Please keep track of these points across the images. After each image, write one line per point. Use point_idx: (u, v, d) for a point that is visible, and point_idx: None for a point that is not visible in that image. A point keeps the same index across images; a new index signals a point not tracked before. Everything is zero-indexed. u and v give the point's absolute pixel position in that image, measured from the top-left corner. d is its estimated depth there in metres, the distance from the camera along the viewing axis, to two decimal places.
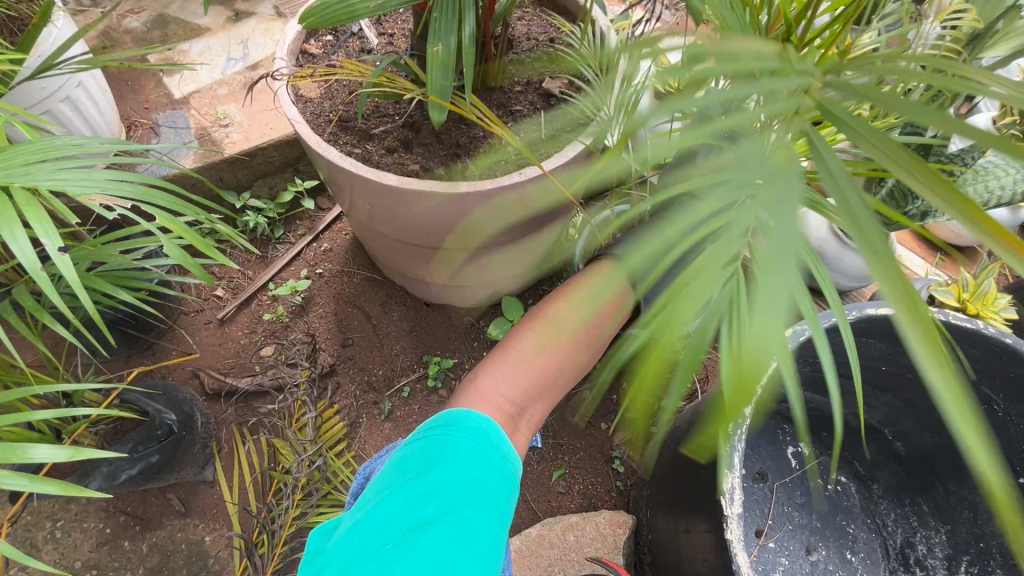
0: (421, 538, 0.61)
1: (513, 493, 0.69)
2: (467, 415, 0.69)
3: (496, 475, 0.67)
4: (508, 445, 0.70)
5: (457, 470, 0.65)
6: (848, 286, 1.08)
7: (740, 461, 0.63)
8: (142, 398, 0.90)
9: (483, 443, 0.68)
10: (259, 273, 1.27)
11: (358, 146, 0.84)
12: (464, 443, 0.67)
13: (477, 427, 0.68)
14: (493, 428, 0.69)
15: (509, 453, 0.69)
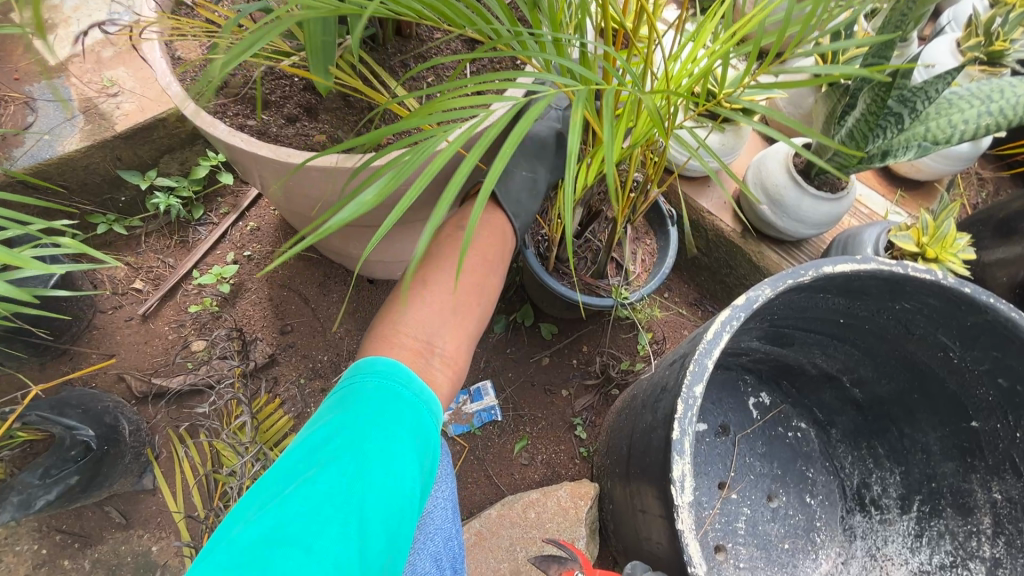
0: (325, 476, 0.55)
1: (432, 434, 0.65)
2: (373, 360, 0.65)
3: (408, 412, 0.63)
4: (421, 382, 0.66)
5: (364, 410, 0.61)
6: (806, 235, 1.03)
7: (689, 447, 0.59)
8: (47, 419, 0.81)
9: (392, 382, 0.64)
10: (181, 260, 1.15)
11: (252, 117, 0.72)
12: (373, 386, 0.63)
13: (384, 369, 0.64)
14: (405, 369, 0.65)
15: (423, 391, 0.65)
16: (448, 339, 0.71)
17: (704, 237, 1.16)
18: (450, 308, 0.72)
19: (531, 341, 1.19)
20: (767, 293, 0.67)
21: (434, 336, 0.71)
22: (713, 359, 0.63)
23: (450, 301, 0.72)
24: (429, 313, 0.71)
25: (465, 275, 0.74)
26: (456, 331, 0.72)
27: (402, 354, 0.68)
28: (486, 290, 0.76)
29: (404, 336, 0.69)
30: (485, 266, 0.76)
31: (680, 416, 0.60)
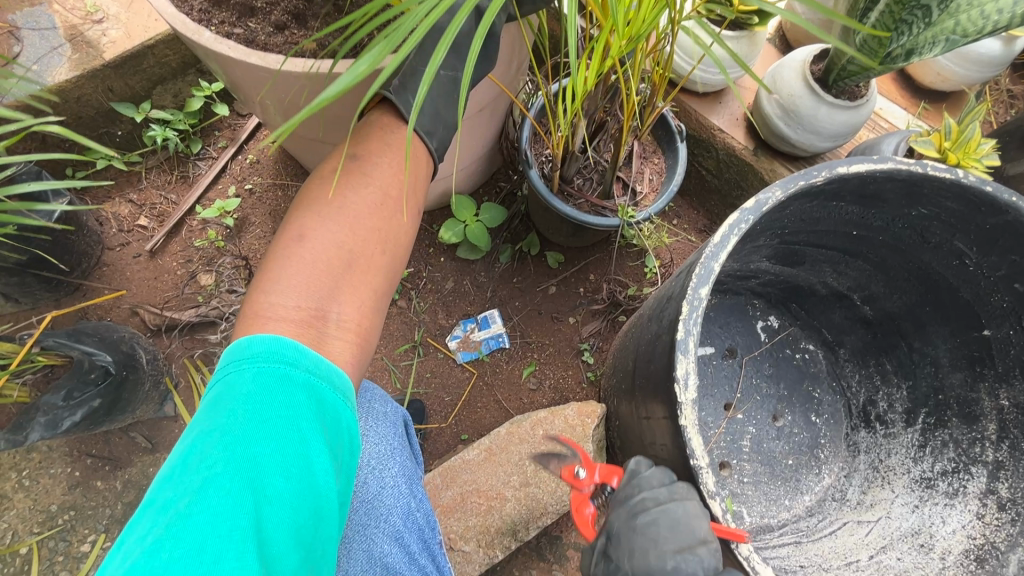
0: (203, 503, 0.46)
1: (343, 412, 0.53)
2: (247, 342, 0.50)
3: (303, 398, 0.51)
4: (317, 354, 0.52)
5: (244, 409, 0.49)
6: (822, 149, 0.99)
7: (694, 346, 0.59)
8: (63, 344, 0.82)
9: (277, 367, 0.50)
10: (183, 195, 1.14)
11: (239, 25, 0.69)
12: (252, 375, 0.50)
13: (263, 351, 0.50)
14: (294, 343, 0.51)
15: (322, 363, 0.52)
16: (348, 304, 0.56)
17: (714, 158, 1.12)
18: (346, 265, 0.56)
19: (537, 270, 1.18)
20: (777, 195, 0.65)
21: (328, 300, 0.55)
22: (720, 262, 0.62)
23: (341, 256, 0.56)
24: (310, 279, 0.54)
25: (360, 222, 0.58)
26: (356, 289, 0.56)
27: (285, 331, 0.52)
28: (394, 236, 0.60)
29: (282, 310, 0.53)
30: (387, 210, 0.60)
31: (685, 317, 0.60)
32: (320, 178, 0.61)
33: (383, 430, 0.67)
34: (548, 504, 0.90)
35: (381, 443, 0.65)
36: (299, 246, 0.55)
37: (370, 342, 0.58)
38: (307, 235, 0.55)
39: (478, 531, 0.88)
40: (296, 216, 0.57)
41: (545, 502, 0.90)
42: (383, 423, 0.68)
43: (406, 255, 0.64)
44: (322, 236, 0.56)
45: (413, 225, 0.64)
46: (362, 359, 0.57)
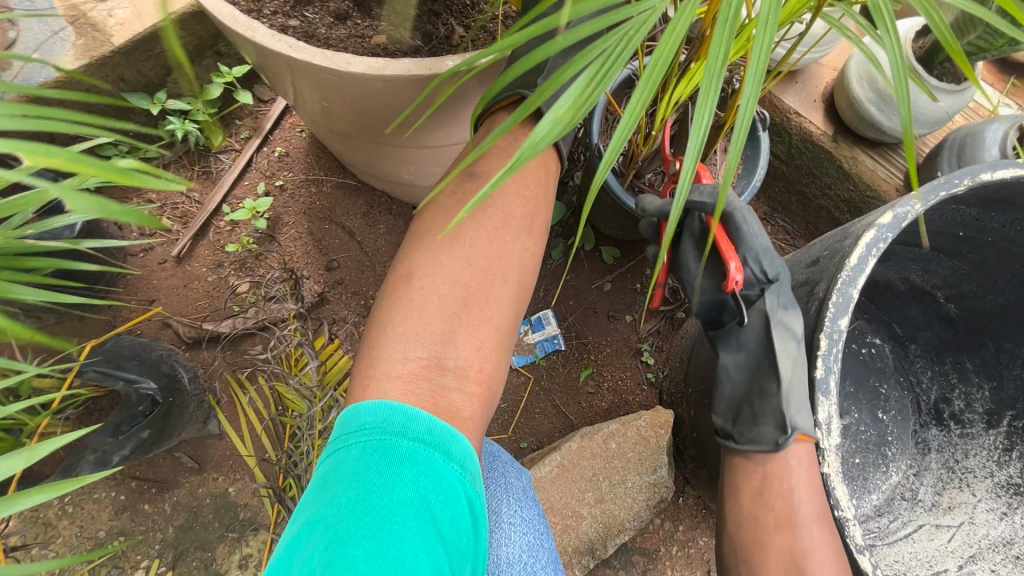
0: None
1: (460, 486, 0.49)
2: (356, 412, 0.49)
3: (414, 469, 0.47)
4: (427, 415, 0.49)
5: (351, 492, 0.45)
6: (914, 134, 0.91)
7: (834, 387, 0.53)
8: (106, 375, 0.76)
9: (384, 438, 0.47)
10: (208, 194, 1.05)
11: (294, 15, 0.59)
12: (361, 450, 0.47)
13: (371, 422, 0.48)
14: (401, 406, 0.49)
15: (435, 423, 0.49)
16: (466, 346, 0.53)
17: (786, 142, 1.04)
18: (462, 305, 0.53)
19: (591, 266, 1.11)
20: (918, 209, 0.58)
21: (446, 345, 0.52)
22: (858, 289, 0.56)
23: (457, 295, 0.53)
24: (427, 322, 0.53)
25: (475, 255, 0.55)
26: (475, 329, 0.54)
27: (398, 386, 0.50)
28: (515, 263, 0.57)
29: (393, 365, 0.51)
30: (505, 236, 0.57)
31: (824, 353, 0.54)
32: (434, 206, 0.58)
33: (528, 512, 0.64)
34: (625, 521, 0.87)
35: (529, 531, 0.62)
36: (409, 290, 0.54)
37: (493, 388, 0.55)
38: (420, 275, 0.54)
39: (555, 551, 0.85)
40: (408, 255, 0.56)
41: (622, 519, 0.87)
42: (526, 505, 0.66)
43: (530, 280, 0.59)
44: (434, 277, 0.54)
45: (536, 247, 0.60)
46: (487, 406, 0.55)
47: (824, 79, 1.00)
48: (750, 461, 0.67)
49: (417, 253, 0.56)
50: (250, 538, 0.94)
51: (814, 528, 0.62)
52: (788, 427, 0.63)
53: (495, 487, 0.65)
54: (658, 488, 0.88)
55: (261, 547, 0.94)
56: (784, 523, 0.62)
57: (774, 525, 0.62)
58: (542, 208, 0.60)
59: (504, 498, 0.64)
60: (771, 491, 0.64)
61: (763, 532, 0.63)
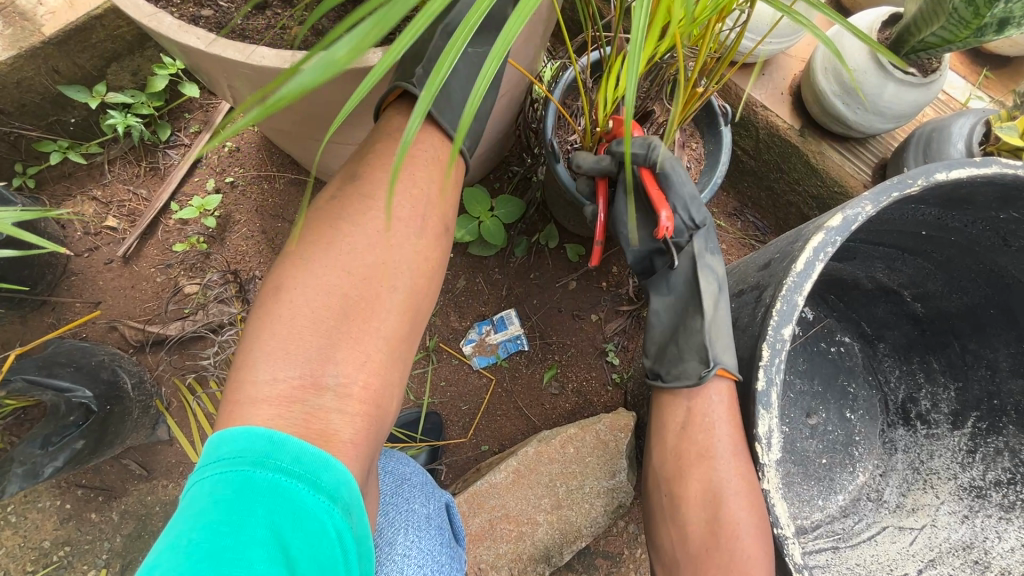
0: None
1: (330, 520, 0.44)
2: (215, 442, 0.44)
3: (269, 505, 0.42)
4: (297, 441, 0.45)
5: (193, 535, 0.40)
6: (879, 129, 0.88)
7: (776, 399, 0.51)
8: (35, 385, 0.72)
9: (242, 470, 0.43)
10: (155, 190, 1.01)
11: (208, 4, 0.55)
12: (214, 484, 0.43)
13: (229, 452, 0.44)
14: (267, 432, 0.44)
15: (306, 449, 0.45)
16: (346, 362, 0.49)
17: (753, 136, 1.01)
18: (339, 317, 0.49)
19: (555, 264, 1.08)
20: (869, 211, 0.55)
21: (322, 362, 0.48)
22: (804, 296, 0.53)
23: (335, 306, 0.49)
24: (293, 339, 0.48)
25: (354, 262, 0.51)
26: (357, 343, 0.49)
27: (267, 410, 0.45)
28: (405, 266, 0.53)
29: (262, 388, 0.46)
30: (391, 240, 0.53)
31: (766, 364, 0.51)
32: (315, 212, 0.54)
33: (427, 542, 0.62)
34: (582, 527, 0.85)
35: (426, 564, 0.60)
36: (277, 303, 0.49)
37: (382, 406, 0.51)
38: (292, 288, 0.49)
39: (510, 558, 0.83)
40: (279, 264, 0.51)
41: (579, 525, 0.85)
42: (426, 534, 0.63)
43: (427, 287, 0.55)
44: (304, 288, 0.49)
45: (433, 249, 0.56)
46: (373, 428, 0.50)
47: (792, 70, 0.97)
48: (675, 397, 0.63)
49: (286, 260, 0.51)
50: None
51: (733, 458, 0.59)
52: (711, 360, 0.59)
53: (393, 516, 0.61)
54: (616, 494, 0.86)
55: None
56: (702, 452, 0.59)
57: (695, 456, 0.60)
58: (438, 205, 0.57)
59: (401, 528, 0.61)
60: (694, 425, 0.61)
61: (684, 462, 0.61)
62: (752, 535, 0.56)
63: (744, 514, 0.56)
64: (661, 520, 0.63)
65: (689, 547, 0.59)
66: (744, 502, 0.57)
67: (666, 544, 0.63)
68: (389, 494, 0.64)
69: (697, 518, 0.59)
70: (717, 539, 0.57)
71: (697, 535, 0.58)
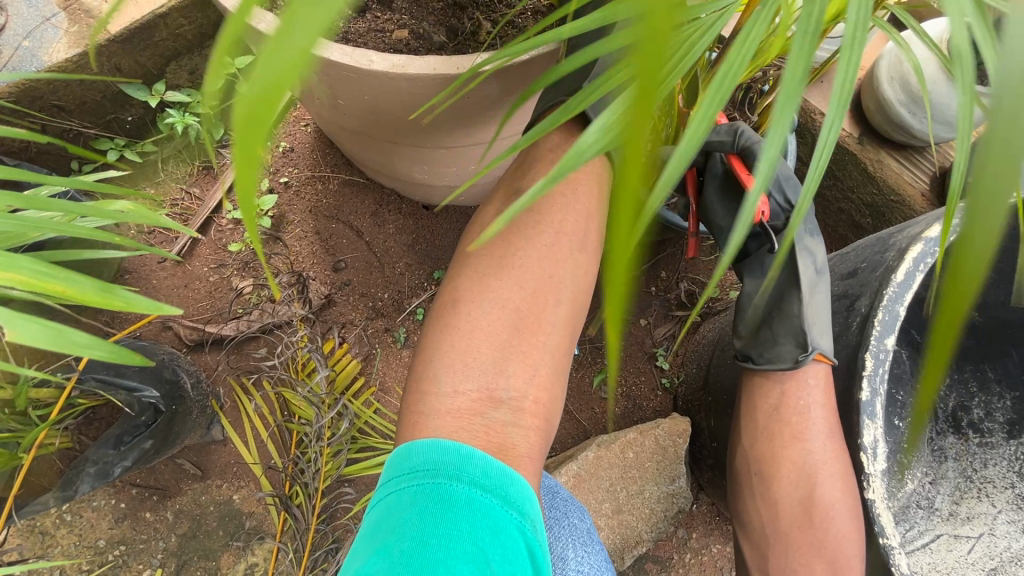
0: None
1: (518, 534, 0.46)
2: (408, 451, 0.47)
3: (470, 520, 0.45)
4: (483, 455, 0.47)
5: (404, 544, 0.44)
6: (943, 138, 0.88)
7: (880, 410, 0.51)
8: (105, 385, 0.72)
9: (438, 482, 0.46)
10: (208, 189, 1.01)
11: (310, 6, 0.55)
12: (413, 494, 0.46)
13: (424, 464, 0.46)
14: (455, 446, 0.47)
15: (491, 464, 0.47)
16: (517, 375, 0.51)
17: (808, 144, 1.01)
18: (512, 331, 0.51)
19: None
20: None
21: (497, 376, 0.50)
22: (904, 306, 0.53)
23: (507, 320, 0.51)
24: (473, 348, 0.51)
25: (526, 275, 0.53)
26: (527, 358, 0.51)
27: (455, 422, 0.48)
28: (570, 284, 0.54)
29: (448, 403, 0.49)
30: (556, 254, 0.54)
31: (870, 374, 0.51)
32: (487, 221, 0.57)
33: (595, 556, 0.64)
34: (643, 532, 0.85)
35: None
36: (457, 316, 0.52)
37: (550, 420, 0.53)
38: (462, 304, 0.53)
39: None
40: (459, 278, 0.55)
41: (639, 530, 0.85)
42: (594, 551, 0.64)
43: (586, 298, 0.56)
44: (486, 307, 0.52)
45: (592, 263, 0.56)
46: (544, 441, 0.52)
47: None
48: (767, 380, 0.62)
49: (458, 278, 0.55)
50: (256, 547, 0.92)
51: (825, 441, 0.60)
52: (809, 345, 0.59)
53: (558, 531, 0.63)
54: (676, 499, 0.87)
55: (267, 556, 0.91)
56: (797, 436, 0.60)
57: (788, 439, 0.61)
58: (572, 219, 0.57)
59: (569, 543, 0.63)
60: (789, 407, 0.61)
61: (779, 444, 0.61)
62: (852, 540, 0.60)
63: (840, 500, 0.60)
64: (745, 496, 0.65)
65: (779, 522, 0.62)
66: (838, 483, 0.59)
67: (753, 521, 0.65)
68: (550, 507, 0.65)
69: (789, 497, 0.61)
70: (812, 518, 0.60)
71: (789, 512, 0.61)
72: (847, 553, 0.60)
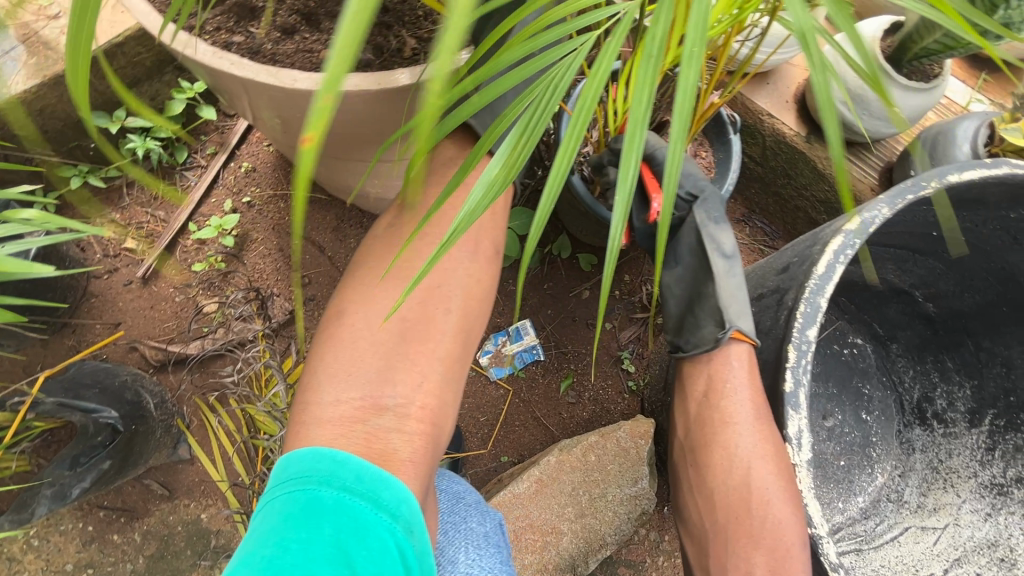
0: None
1: (388, 536, 0.47)
2: (285, 462, 0.49)
3: (336, 523, 0.46)
4: (358, 460, 0.49)
5: (266, 551, 0.44)
6: (886, 134, 0.90)
7: (803, 400, 0.52)
8: (63, 407, 0.72)
9: (308, 489, 0.47)
10: (173, 212, 1.02)
11: (237, 29, 0.58)
12: (286, 502, 0.47)
13: (298, 472, 0.48)
14: (330, 452, 0.49)
15: (365, 468, 0.48)
16: (405, 384, 0.53)
17: (760, 144, 1.03)
18: (395, 340, 0.54)
19: (568, 274, 1.10)
20: (885, 213, 0.56)
21: (381, 384, 0.53)
22: (826, 298, 0.54)
23: (392, 330, 0.54)
24: (349, 362, 0.53)
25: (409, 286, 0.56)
26: (413, 367, 0.54)
27: (330, 431, 0.51)
28: (458, 288, 0.58)
29: (336, 407, 0.52)
30: (466, 262, 0.58)
31: (793, 365, 0.52)
32: (384, 229, 0.59)
33: (489, 559, 0.63)
34: (606, 535, 0.85)
35: None
36: (340, 324, 0.55)
37: (438, 425, 0.55)
38: (346, 313, 0.56)
39: (536, 569, 0.83)
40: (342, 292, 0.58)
41: (603, 533, 0.85)
42: (489, 553, 0.64)
43: (479, 305, 0.59)
44: (363, 316, 0.55)
45: (485, 270, 0.60)
46: (430, 447, 0.54)
47: (796, 79, 0.99)
48: (696, 365, 0.67)
49: (345, 285, 0.58)
50: (224, 565, 0.92)
51: (752, 423, 0.62)
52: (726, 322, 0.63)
53: (452, 535, 0.64)
54: (639, 501, 0.87)
55: None
56: (725, 419, 0.63)
57: (718, 423, 0.63)
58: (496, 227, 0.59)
59: (462, 547, 0.63)
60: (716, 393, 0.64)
61: (709, 430, 0.64)
62: (796, 535, 0.58)
63: (773, 482, 0.60)
64: (687, 491, 0.67)
65: (717, 515, 0.63)
66: (770, 466, 0.60)
67: (695, 514, 0.66)
68: (448, 512, 0.67)
69: (725, 486, 0.62)
70: (749, 504, 0.60)
71: (725, 502, 0.62)
72: (787, 541, 0.58)
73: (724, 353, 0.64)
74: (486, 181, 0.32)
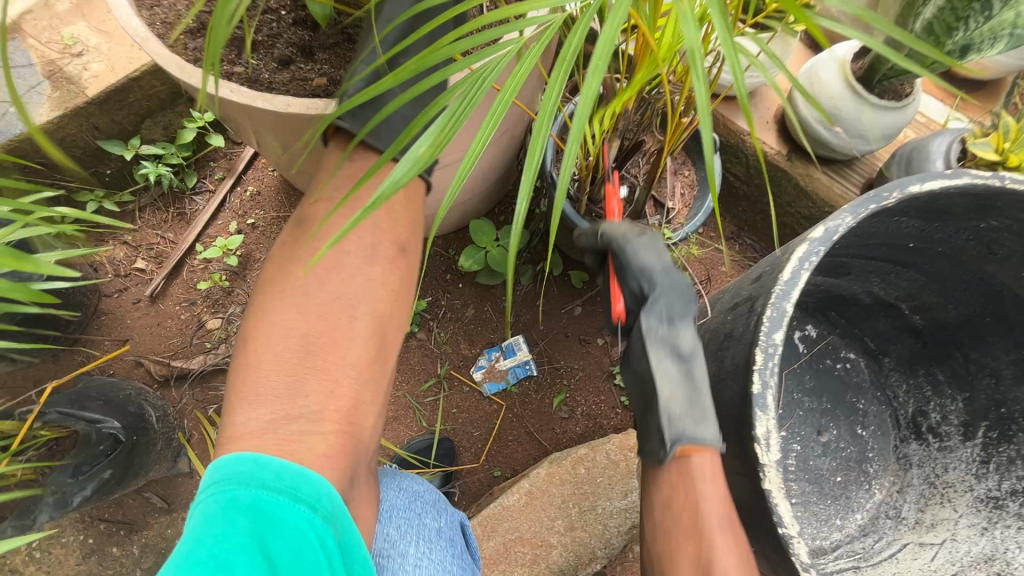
0: None
1: (306, 528, 0.50)
2: (207, 470, 0.52)
3: (252, 520, 0.49)
4: (279, 460, 0.52)
5: (184, 549, 0.47)
6: (863, 151, 0.93)
7: (772, 401, 0.53)
8: (67, 416, 0.76)
9: (227, 489, 0.50)
10: (181, 234, 1.07)
11: (239, 62, 0.64)
12: (208, 503, 0.50)
13: (218, 476, 0.51)
14: (252, 455, 0.52)
15: (286, 468, 0.52)
16: (315, 394, 0.56)
17: (743, 163, 1.06)
18: (306, 354, 0.57)
19: (560, 291, 1.12)
20: (848, 222, 0.58)
21: (292, 399, 0.55)
22: (792, 302, 0.56)
23: (297, 347, 0.57)
24: (267, 377, 0.55)
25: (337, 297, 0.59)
26: (324, 373, 0.57)
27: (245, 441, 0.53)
28: (366, 297, 0.60)
29: (249, 423, 0.54)
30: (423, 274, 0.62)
31: (760, 367, 0.54)
32: (280, 250, 0.61)
33: (439, 552, 0.66)
34: (596, 549, 0.84)
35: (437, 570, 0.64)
36: (247, 351, 0.57)
37: (356, 424, 0.58)
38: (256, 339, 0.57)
39: None
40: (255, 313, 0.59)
41: (593, 547, 0.84)
42: (439, 544, 0.67)
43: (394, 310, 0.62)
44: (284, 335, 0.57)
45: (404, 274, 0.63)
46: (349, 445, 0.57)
47: (776, 101, 1.03)
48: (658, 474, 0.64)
49: (260, 300, 0.59)
50: None
51: (720, 536, 0.58)
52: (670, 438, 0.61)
53: (405, 528, 0.66)
54: (629, 514, 0.87)
55: None
56: (689, 528, 0.59)
57: (683, 535, 0.60)
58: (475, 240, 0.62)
59: (413, 541, 0.65)
60: (679, 502, 0.61)
61: (674, 539, 0.60)
62: None
63: None
64: None
65: None
66: None
67: None
68: (404, 507, 0.68)
69: None
70: None
71: None
72: None
73: (684, 466, 0.62)
74: (411, 155, 0.36)
